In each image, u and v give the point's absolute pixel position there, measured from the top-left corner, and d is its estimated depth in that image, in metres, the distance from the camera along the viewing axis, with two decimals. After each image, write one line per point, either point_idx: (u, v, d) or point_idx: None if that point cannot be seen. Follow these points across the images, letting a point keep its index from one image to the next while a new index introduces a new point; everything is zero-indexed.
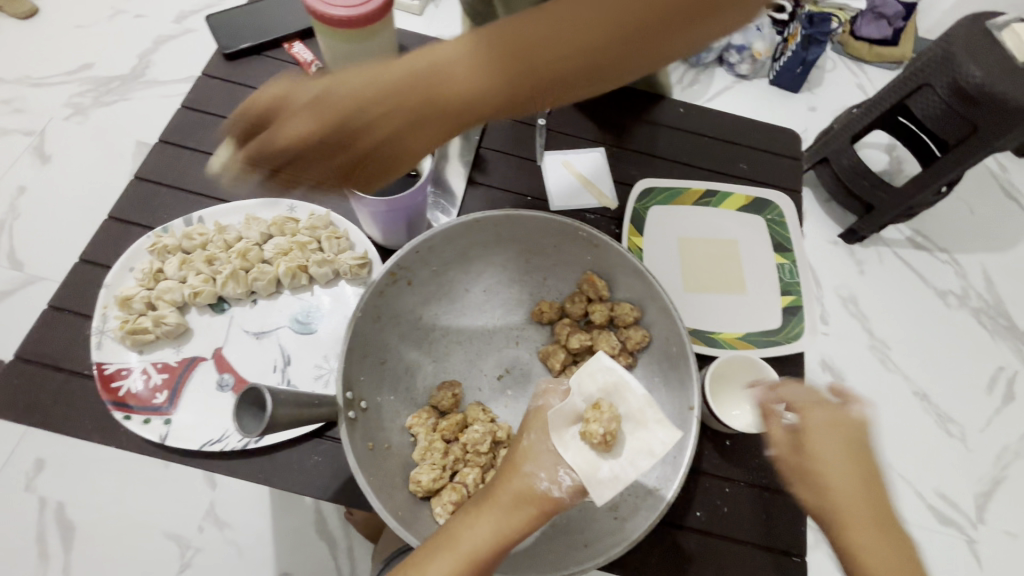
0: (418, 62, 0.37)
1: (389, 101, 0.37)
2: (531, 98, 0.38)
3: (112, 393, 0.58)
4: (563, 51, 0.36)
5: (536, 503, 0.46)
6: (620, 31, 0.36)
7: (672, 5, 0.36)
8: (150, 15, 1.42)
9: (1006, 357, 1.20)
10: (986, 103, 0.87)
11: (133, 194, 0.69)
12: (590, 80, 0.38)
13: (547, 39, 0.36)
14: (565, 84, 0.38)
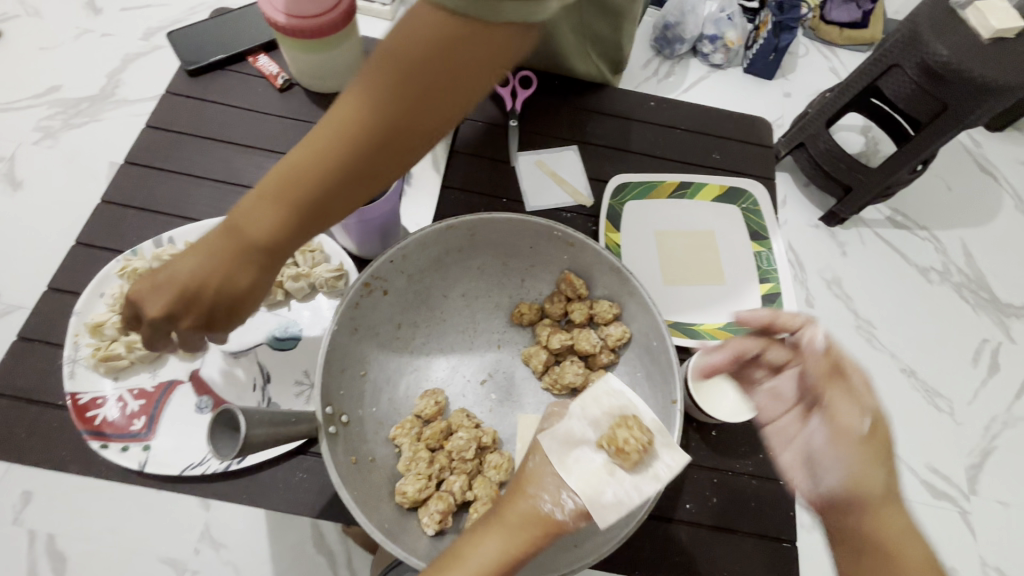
0: (254, 208, 0.42)
1: (246, 249, 0.42)
2: (371, 181, 0.42)
3: (88, 422, 0.57)
4: (370, 144, 0.40)
5: (541, 523, 0.45)
6: (404, 105, 0.39)
7: (429, 68, 0.38)
8: (118, 34, 1.40)
9: (989, 329, 1.22)
10: (955, 81, 0.89)
11: (102, 218, 0.68)
12: (411, 149, 0.41)
13: (353, 142, 0.40)
14: (393, 159, 0.41)
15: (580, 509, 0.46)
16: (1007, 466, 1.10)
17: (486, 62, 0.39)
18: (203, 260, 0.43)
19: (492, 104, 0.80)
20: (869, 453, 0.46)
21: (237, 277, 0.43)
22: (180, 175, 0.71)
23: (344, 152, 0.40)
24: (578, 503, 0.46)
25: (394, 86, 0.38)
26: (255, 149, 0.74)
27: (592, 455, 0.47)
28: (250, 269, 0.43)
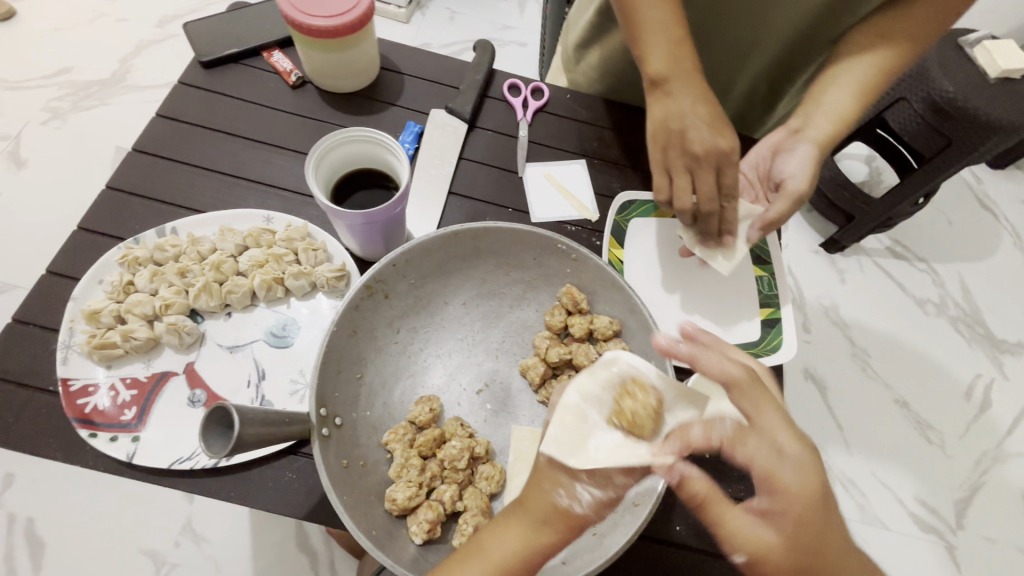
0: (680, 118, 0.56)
1: (717, 118, 0.57)
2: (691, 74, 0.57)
3: (77, 410, 0.56)
4: (683, 62, 0.57)
5: (556, 511, 0.44)
6: (689, 57, 0.57)
7: (685, 51, 0.57)
8: (133, 19, 1.41)
9: (983, 365, 1.22)
10: (961, 117, 0.92)
11: (104, 204, 0.68)
12: (692, 66, 0.57)
13: (678, 67, 0.56)
14: (687, 71, 0.57)
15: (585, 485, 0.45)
16: (997, 504, 1.10)
17: (678, 34, 0.57)
18: (707, 135, 0.56)
19: (503, 113, 0.80)
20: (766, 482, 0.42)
21: (705, 142, 0.56)
22: (188, 167, 0.71)
23: (690, 77, 0.57)
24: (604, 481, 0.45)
25: (688, 56, 0.57)
26: (263, 145, 0.74)
27: (609, 438, 0.46)
28: (721, 133, 0.56)
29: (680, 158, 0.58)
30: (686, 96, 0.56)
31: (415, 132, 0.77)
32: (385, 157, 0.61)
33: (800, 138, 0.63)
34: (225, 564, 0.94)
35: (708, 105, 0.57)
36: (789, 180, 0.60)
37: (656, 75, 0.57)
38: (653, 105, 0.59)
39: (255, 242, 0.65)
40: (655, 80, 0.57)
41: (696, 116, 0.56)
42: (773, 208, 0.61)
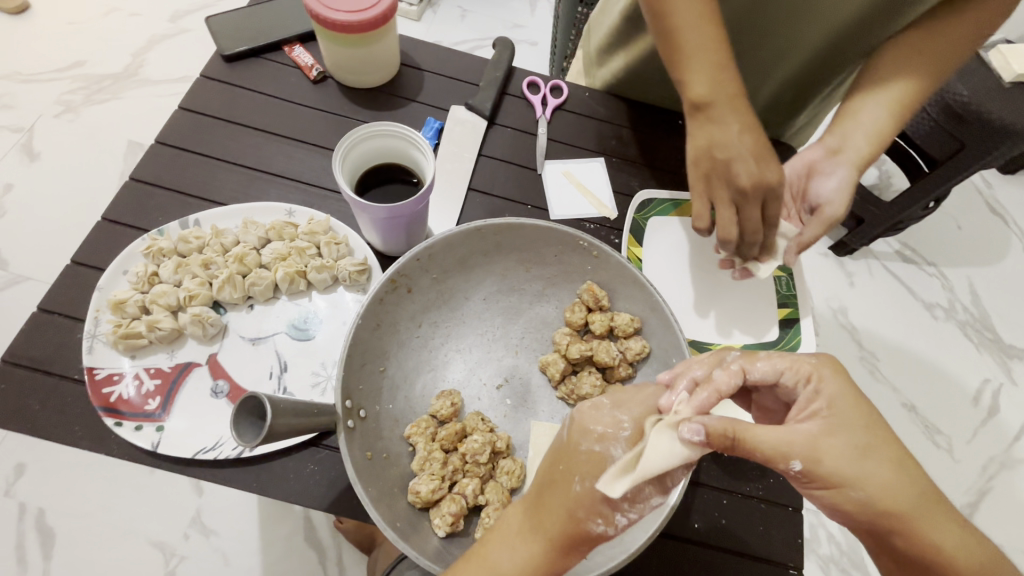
0: (724, 148, 0.56)
1: (762, 147, 0.56)
2: (734, 101, 0.56)
3: (103, 398, 0.56)
4: (726, 87, 0.56)
5: (571, 516, 0.43)
6: (732, 82, 0.56)
7: (728, 77, 0.56)
8: (146, 13, 1.42)
9: (991, 370, 1.22)
10: (974, 120, 0.93)
11: (128, 195, 0.68)
12: (735, 91, 0.56)
13: (722, 92, 0.55)
14: (731, 97, 0.56)
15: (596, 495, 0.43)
16: (1003, 508, 1.10)
17: (721, 57, 0.56)
18: (752, 166, 0.55)
19: (522, 110, 0.81)
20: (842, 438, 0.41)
21: (750, 172, 0.55)
22: (211, 160, 0.72)
23: (733, 103, 0.55)
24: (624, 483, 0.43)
25: (730, 81, 0.56)
26: (284, 139, 0.74)
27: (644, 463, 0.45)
28: (766, 164, 0.56)
29: (724, 189, 0.58)
30: (729, 124, 0.55)
31: (436, 128, 0.77)
32: (410, 152, 0.62)
33: (837, 158, 0.65)
34: (234, 556, 0.94)
35: (752, 133, 0.56)
36: (829, 202, 0.63)
37: (700, 99, 0.56)
38: (696, 131, 0.58)
39: (277, 235, 0.66)
40: (698, 104, 0.56)
41: (741, 147, 0.55)
42: (807, 231, 0.64)
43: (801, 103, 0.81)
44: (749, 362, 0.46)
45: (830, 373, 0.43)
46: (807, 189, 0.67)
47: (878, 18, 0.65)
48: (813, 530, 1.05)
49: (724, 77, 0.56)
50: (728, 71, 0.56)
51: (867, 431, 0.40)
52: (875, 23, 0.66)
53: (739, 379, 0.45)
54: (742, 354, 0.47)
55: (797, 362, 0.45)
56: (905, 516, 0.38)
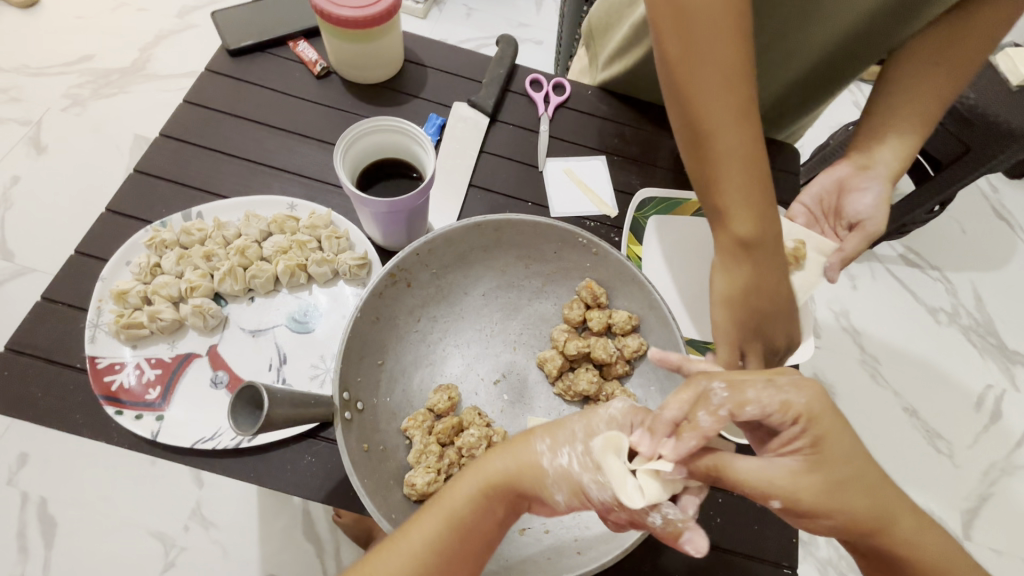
0: (755, 293, 0.54)
1: (783, 295, 0.56)
2: (772, 243, 0.54)
3: (104, 387, 0.57)
4: (768, 226, 0.54)
5: (531, 465, 0.44)
6: (772, 218, 0.54)
7: (769, 214, 0.54)
8: (154, 9, 1.43)
9: (994, 375, 1.21)
10: (982, 124, 0.93)
11: (132, 187, 0.69)
12: (774, 232, 0.54)
13: (764, 234, 0.54)
14: (770, 240, 0.54)
15: (570, 479, 0.43)
16: (1004, 514, 1.10)
17: (764, 195, 0.54)
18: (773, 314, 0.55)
19: (525, 108, 0.81)
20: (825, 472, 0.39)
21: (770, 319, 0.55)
22: (215, 153, 0.72)
23: (768, 245, 0.54)
24: (607, 495, 0.42)
25: (771, 221, 0.54)
26: (287, 133, 0.74)
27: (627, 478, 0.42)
28: (782, 310, 0.56)
29: (745, 332, 0.55)
30: (761, 268, 0.54)
31: (438, 125, 0.77)
32: (411, 147, 0.62)
33: (869, 174, 0.68)
34: (233, 549, 0.95)
35: (778, 280, 0.55)
36: (868, 220, 0.67)
37: (747, 238, 0.53)
38: (736, 267, 0.55)
39: (279, 228, 0.66)
40: (745, 242, 0.53)
41: (768, 293, 0.55)
42: (848, 246, 0.67)
43: (807, 103, 0.80)
44: (738, 409, 0.40)
45: (812, 402, 0.40)
46: (840, 206, 0.70)
47: (888, 22, 0.64)
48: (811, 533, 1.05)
49: (766, 220, 0.54)
50: (769, 208, 0.54)
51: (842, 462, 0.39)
52: (886, 26, 0.65)
53: (728, 416, 0.40)
54: (728, 389, 0.41)
55: (785, 397, 0.40)
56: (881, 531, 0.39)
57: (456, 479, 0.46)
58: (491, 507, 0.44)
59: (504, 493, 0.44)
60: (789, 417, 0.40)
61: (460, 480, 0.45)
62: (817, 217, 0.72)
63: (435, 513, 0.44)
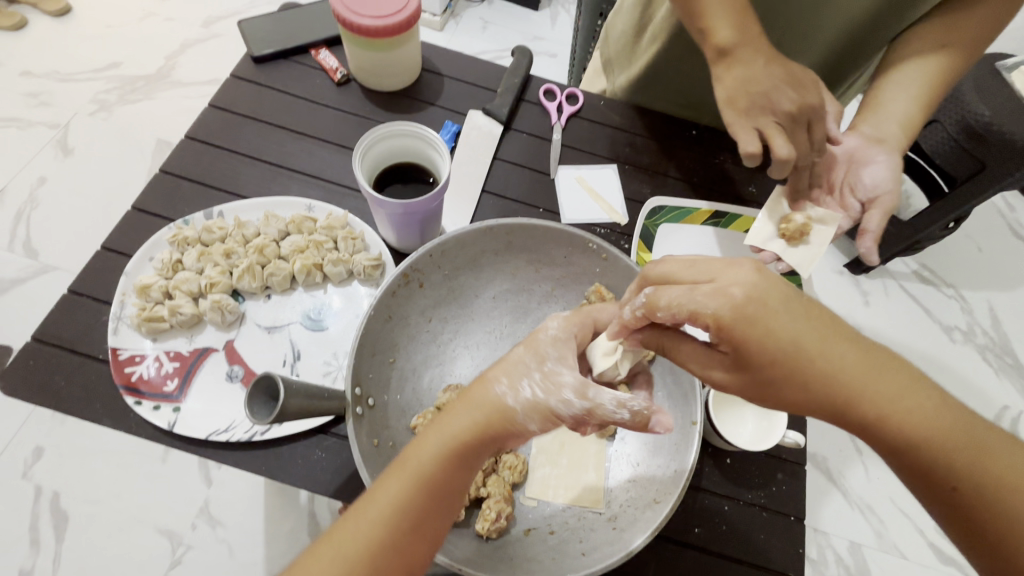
0: (750, 83, 0.58)
1: (788, 77, 0.58)
2: (752, 35, 0.58)
3: (124, 377, 0.59)
4: (745, 22, 0.58)
5: (496, 406, 0.45)
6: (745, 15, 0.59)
7: (742, 15, 0.58)
8: (180, 19, 1.48)
9: (1011, 397, 1.19)
10: (994, 141, 0.93)
11: (157, 186, 0.71)
12: (752, 30, 0.59)
13: (741, 30, 0.58)
14: (750, 33, 0.58)
15: (539, 407, 0.44)
16: None
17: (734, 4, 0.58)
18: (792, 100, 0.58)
19: (538, 116, 0.83)
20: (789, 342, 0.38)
21: (782, 100, 0.58)
22: (238, 156, 0.74)
23: (751, 43, 0.58)
24: (577, 409, 0.44)
25: (745, 21, 0.58)
26: (307, 137, 0.77)
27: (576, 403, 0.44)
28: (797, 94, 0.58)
29: (766, 119, 0.59)
30: (750, 62, 0.58)
31: (453, 131, 0.79)
32: (427, 151, 0.64)
33: (880, 147, 0.67)
34: (238, 549, 0.95)
35: (775, 64, 0.58)
36: (882, 193, 0.66)
37: (724, 44, 0.58)
38: (720, 78, 0.60)
39: (297, 229, 0.68)
40: (723, 50, 0.58)
41: (769, 77, 0.58)
42: (872, 221, 0.65)
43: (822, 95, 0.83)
44: (652, 311, 0.42)
45: (739, 301, 0.38)
46: (848, 177, 0.69)
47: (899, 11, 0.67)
48: (820, 552, 1.03)
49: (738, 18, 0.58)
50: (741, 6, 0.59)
51: (770, 365, 0.39)
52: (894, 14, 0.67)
53: (647, 316, 0.44)
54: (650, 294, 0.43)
55: (697, 302, 0.39)
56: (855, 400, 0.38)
57: (419, 440, 0.45)
58: (459, 464, 0.44)
59: (469, 447, 0.44)
60: (697, 321, 0.40)
61: (422, 442, 0.45)
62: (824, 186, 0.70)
63: (399, 473, 0.44)
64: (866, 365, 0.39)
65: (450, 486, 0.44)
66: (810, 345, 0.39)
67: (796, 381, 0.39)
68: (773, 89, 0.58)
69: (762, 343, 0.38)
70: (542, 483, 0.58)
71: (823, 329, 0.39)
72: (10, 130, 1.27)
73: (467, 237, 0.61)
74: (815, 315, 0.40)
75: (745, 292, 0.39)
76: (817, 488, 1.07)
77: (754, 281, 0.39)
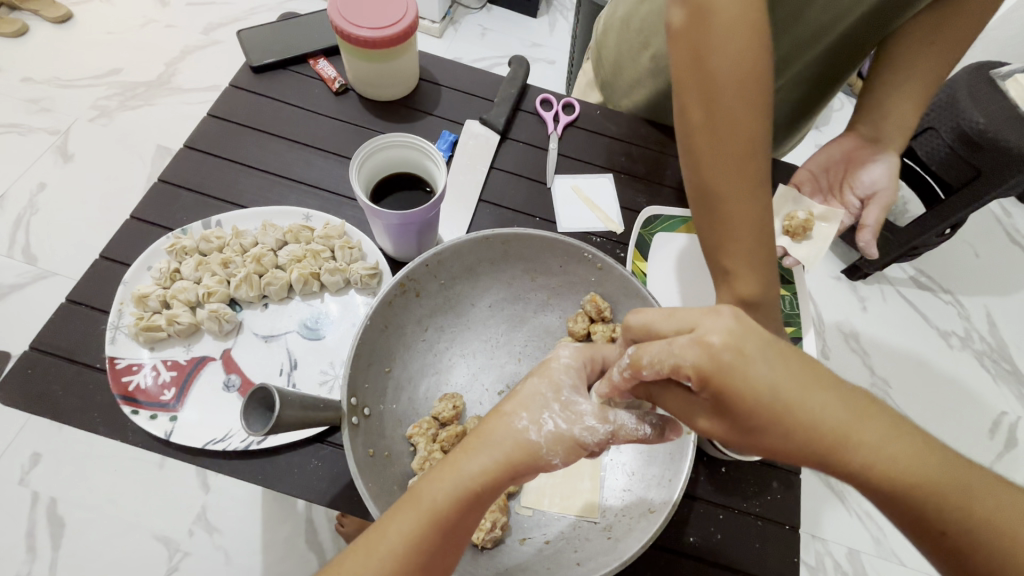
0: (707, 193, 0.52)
1: (751, 199, 0.51)
2: (739, 142, 0.50)
3: (122, 386, 0.59)
4: (735, 124, 0.50)
5: (519, 441, 0.45)
6: (744, 114, 0.50)
7: (737, 113, 0.49)
8: (181, 26, 1.49)
9: (1009, 402, 1.20)
10: (989, 149, 0.94)
11: (155, 195, 0.72)
12: (745, 134, 0.50)
13: (724, 132, 0.50)
14: (736, 139, 0.50)
15: (562, 439, 0.45)
16: None
17: (734, 96, 0.49)
18: (732, 232, 0.51)
19: (535, 126, 0.83)
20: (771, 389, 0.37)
21: (722, 233, 0.51)
22: (236, 166, 0.75)
23: (730, 151, 0.50)
24: (600, 436, 0.46)
25: (734, 122, 0.50)
26: (305, 147, 0.77)
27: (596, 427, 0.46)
28: (747, 229, 0.51)
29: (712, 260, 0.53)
30: (717, 172, 0.51)
31: (450, 141, 0.80)
32: (424, 162, 0.65)
33: (875, 148, 0.70)
34: (236, 556, 0.95)
35: (741, 180, 0.50)
36: (880, 190, 0.69)
37: (750, 299, 0.51)
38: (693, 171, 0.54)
39: (294, 238, 0.69)
40: (747, 303, 0.52)
41: (728, 189, 0.50)
42: (871, 217, 0.69)
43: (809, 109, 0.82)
44: (637, 370, 0.43)
45: (716, 350, 0.38)
46: (847, 176, 0.73)
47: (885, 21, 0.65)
48: (818, 559, 1.03)
49: (732, 120, 0.50)
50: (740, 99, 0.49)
51: (749, 412, 0.38)
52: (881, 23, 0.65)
53: (635, 376, 0.44)
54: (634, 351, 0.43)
55: (676, 355, 0.40)
56: (841, 446, 0.36)
57: (428, 477, 0.45)
58: (471, 505, 0.44)
59: (483, 489, 0.44)
60: (676, 371, 0.40)
61: (435, 478, 0.44)
62: (824, 184, 0.75)
63: (411, 510, 0.43)
64: (849, 412, 0.37)
65: (455, 527, 0.43)
66: (788, 396, 0.37)
67: (775, 426, 0.37)
68: (722, 215, 0.51)
69: (738, 391, 0.38)
70: (538, 492, 0.58)
71: (803, 376, 0.38)
72: (11, 136, 1.27)
73: (467, 247, 0.62)
74: (796, 361, 0.38)
75: (725, 340, 0.38)
76: (815, 494, 1.07)
77: (733, 327, 0.38)
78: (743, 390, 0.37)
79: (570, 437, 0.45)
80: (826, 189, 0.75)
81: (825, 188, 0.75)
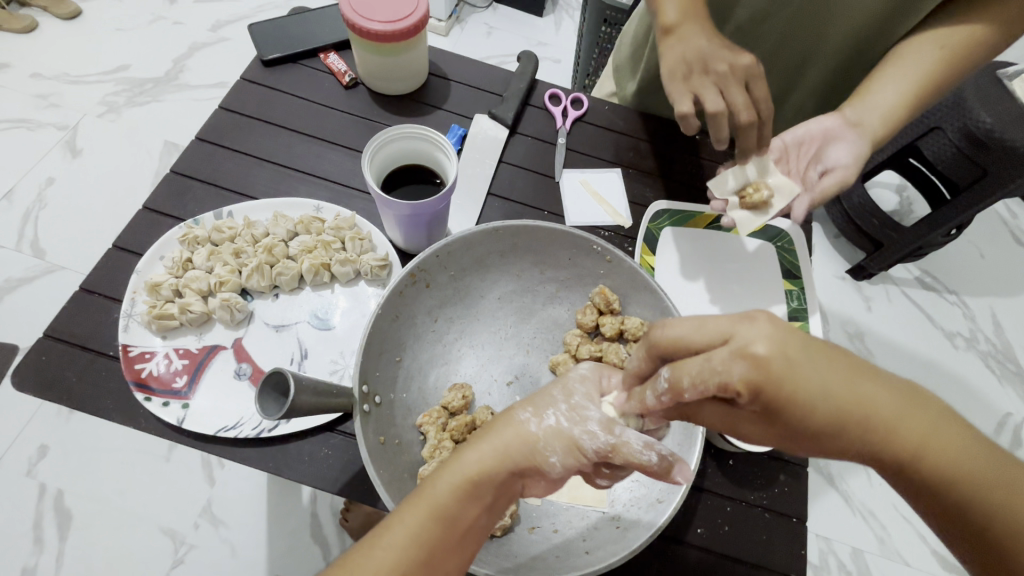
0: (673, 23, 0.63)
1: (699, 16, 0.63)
2: None
3: (135, 374, 0.60)
4: None
5: (520, 434, 0.46)
6: None
7: None
8: (188, 23, 1.49)
9: (1014, 404, 1.19)
10: (997, 149, 0.94)
11: (167, 186, 0.72)
12: None
13: None
14: None
15: (562, 435, 0.45)
16: None
17: None
18: (693, 40, 0.62)
19: (543, 120, 0.84)
20: (821, 391, 0.36)
21: (693, 38, 0.62)
22: (248, 157, 0.76)
23: None
24: (600, 443, 0.45)
25: None
26: (316, 139, 0.78)
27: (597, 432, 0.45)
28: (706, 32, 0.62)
29: (703, 78, 0.61)
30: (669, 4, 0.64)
31: (459, 135, 0.80)
32: (434, 153, 0.65)
33: (853, 130, 0.66)
34: (241, 549, 0.95)
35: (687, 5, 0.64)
36: (841, 167, 0.65)
37: (670, 23, 0.63)
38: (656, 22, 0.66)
39: (305, 229, 0.69)
40: (668, 29, 0.64)
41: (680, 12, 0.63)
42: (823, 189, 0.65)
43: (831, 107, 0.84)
44: (677, 394, 0.41)
45: (763, 358, 0.36)
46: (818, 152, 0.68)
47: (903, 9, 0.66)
48: (821, 557, 1.03)
49: None
50: None
51: (802, 418, 0.37)
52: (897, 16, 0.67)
53: (673, 400, 0.42)
54: (669, 372, 0.41)
55: (719, 372, 0.38)
56: (887, 433, 0.37)
57: (434, 474, 0.45)
58: (475, 497, 0.44)
59: (485, 480, 0.44)
60: (722, 389, 0.38)
61: (445, 469, 0.45)
62: (790, 155, 0.70)
63: (414, 505, 0.43)
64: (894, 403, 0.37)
65: (468, 523, 0.44)
66: (833, 397, 0.37)
67: (827, 425, 0.37)
68: (688, 27, 0.63)
69: (789, 397, 0.36)
70: None
71: (853, 373, 0.37)
72: (20, 131, 1.28)
73: (478, 238, 0.62)
74: (841, 359, 0.38)
75: (771, 348, 0.36)
76: (820, 493, 1.07)
77: (774, 334, 0.37)
78: (788, 391, 0.36)
79: (571, 434, 0.45)
80: (792, 161, 0.70)
81: (792, 161, 0.70)
